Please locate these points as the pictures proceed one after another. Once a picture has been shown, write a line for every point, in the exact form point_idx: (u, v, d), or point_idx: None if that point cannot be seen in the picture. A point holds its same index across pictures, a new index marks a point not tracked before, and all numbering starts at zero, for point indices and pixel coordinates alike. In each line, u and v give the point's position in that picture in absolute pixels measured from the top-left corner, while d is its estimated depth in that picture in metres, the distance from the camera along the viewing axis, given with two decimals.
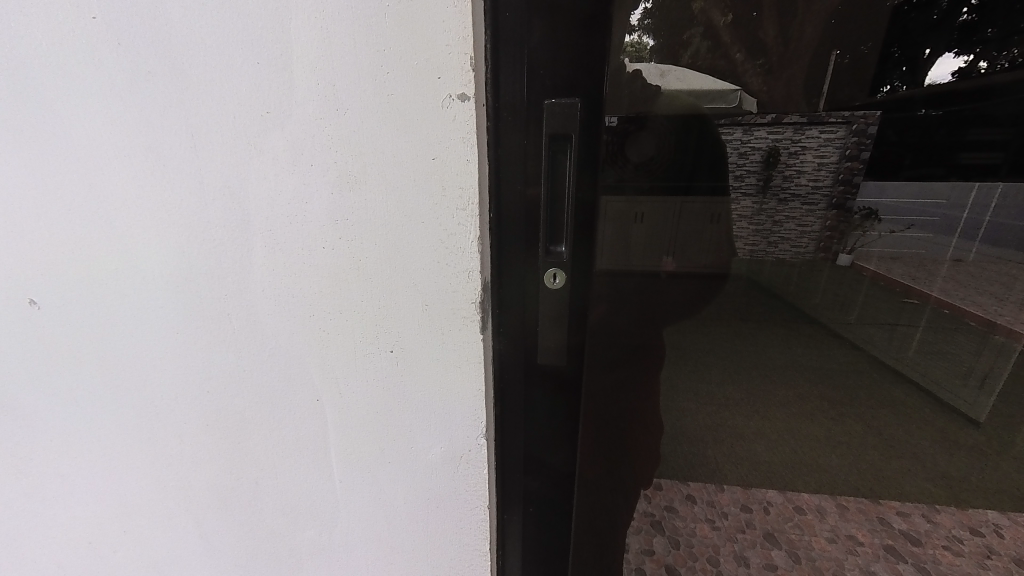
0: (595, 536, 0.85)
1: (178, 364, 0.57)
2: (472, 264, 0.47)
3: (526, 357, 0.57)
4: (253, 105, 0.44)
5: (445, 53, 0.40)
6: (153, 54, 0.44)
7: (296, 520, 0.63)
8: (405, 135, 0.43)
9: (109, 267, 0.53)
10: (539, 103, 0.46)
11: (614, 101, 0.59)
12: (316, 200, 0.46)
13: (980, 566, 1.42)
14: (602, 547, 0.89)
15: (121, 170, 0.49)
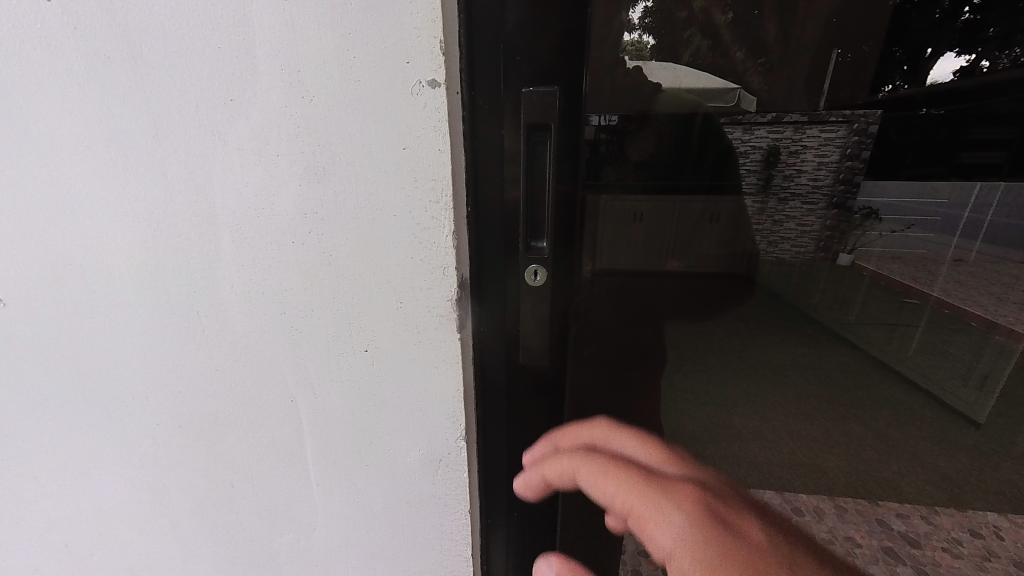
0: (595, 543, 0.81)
1: (148, 362, 0.55)
2: (446, 260, 0.45)
3: (510, 355, 0.55)
4: (216, 94, 0.42)
5: (413, 37, 0.38)
6: (113, 40, 0.42)
7: (274, 524, 0.61)
8: (374, 123, 0.41)
9: (75, 263, 0.51)
10: (516, 93, 0.44)
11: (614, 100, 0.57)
12: (283, 190, 0.44)
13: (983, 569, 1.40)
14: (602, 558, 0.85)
15: (83, 161, 0.47)
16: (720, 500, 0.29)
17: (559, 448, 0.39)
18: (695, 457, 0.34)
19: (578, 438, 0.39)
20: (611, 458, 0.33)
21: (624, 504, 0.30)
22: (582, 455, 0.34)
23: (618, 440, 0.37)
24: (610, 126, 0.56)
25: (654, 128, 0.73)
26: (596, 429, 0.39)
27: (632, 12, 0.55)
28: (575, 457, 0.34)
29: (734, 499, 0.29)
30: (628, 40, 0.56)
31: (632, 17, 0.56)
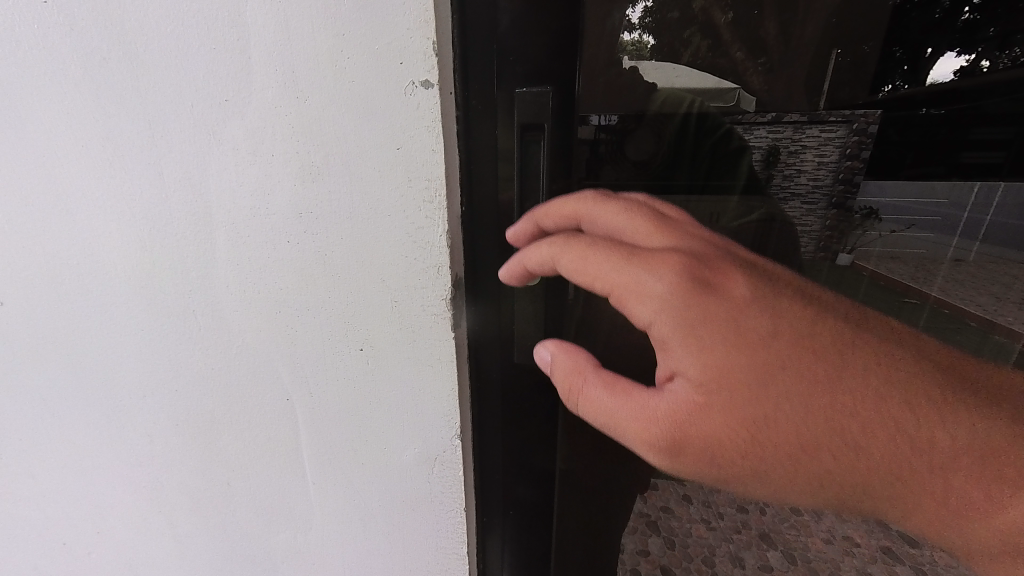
0: (597, 548, 0.80)
1: (144, 360, 0.55)
2: (441, 259, 0.45)
3: (504, 353, 0.55)
4: (210, 94, 0.42)
5: (406, 38, 0.38)
6: (107, 40, 0.42)
7: (270, 522, 0.61)
8: (368, 123, 0.41)
9: (71, 261, 0.51)
10: (509, 92, 0.45)
11: (614, 100, 0.57)
12: (278, 190, 0.45)
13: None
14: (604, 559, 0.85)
15: (79, 161, 0.47)
16: (698, 267, 0.42)
17: (547, 220, 0.46)
18: (657, 225, 0.46)
19: (568, 218, 0.45)
20: (614, 261, 0.41)
21: (603, 280, 0.41)
22: (566, 244, 0.42)
23: (596, 217, 0.45)
24: (610, 126, 0.57)
25: (653, 126, 0.70)
26: (572, 199, 0.45)
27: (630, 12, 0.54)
28: (561, 247, 0.42)
29: (707, 275, 0.41)
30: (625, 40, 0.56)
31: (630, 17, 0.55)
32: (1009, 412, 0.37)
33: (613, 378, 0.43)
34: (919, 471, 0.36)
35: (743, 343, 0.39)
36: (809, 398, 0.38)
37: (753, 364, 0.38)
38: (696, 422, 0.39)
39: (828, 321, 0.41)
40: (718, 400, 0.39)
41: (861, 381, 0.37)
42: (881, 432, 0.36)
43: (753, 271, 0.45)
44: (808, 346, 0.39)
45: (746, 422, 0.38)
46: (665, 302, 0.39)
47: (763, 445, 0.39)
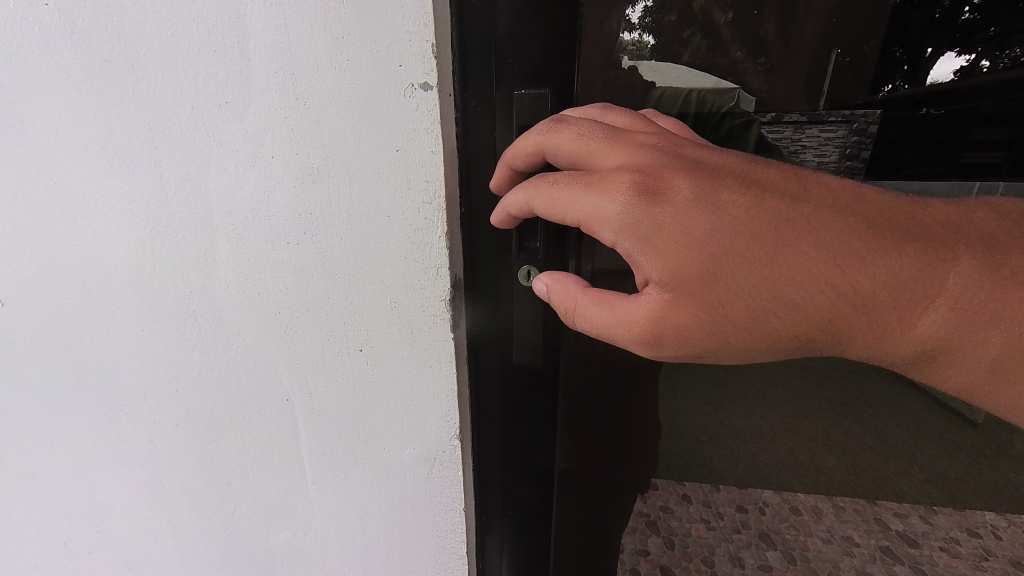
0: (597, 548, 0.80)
1: (144, 360, 0.55)
2: (440, 260, 0.45)
3: (503, 352, 0.56)
4: (210, 95, 0.43)
5: (405, 40, 0.38)
6: (108, 42, 0.43)
7: (270, 521, 0.62)
8: (367, 125, 0.41)
9: (72, 263, 0.52)
10: (508, 94, 0.46)
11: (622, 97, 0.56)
12: (277, 192, 0.45)
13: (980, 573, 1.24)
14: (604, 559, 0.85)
15: (80, 162, 0.47)
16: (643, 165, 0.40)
17: (517, 165, 0.44)
18: (613, 131, 0.42)
19: (532, 156, 0.43)
20: (575, 188, 0.40)
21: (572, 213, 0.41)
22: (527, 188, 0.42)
23: (557, 147, 0.41)
24: None
25: None
26: (529, 137, 0.42)
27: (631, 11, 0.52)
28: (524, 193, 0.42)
29: (654, 173, 0.39)
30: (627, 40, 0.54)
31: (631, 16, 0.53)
32: (931, 231, 0.38)
33: (597, 295, 0.43)
34: (869, 312, 0.38)
35: (694, 241, 0.38)
36: (761, 273, 0.38)
37: (707, 256, 0.39)
38: (672, 318, 0.40)
39: (770, 187, 0.40)
40: (682, 296, 0.39)
41: (803, 244, 0.38)
42: (832, 288, 0.38)
43: (702, 152, 0.42)
44: (756, 229, 0.38)
45: (711, 306, 0.39)
46: (627, 220, 0.39)
47: (730, 321, 0.40)
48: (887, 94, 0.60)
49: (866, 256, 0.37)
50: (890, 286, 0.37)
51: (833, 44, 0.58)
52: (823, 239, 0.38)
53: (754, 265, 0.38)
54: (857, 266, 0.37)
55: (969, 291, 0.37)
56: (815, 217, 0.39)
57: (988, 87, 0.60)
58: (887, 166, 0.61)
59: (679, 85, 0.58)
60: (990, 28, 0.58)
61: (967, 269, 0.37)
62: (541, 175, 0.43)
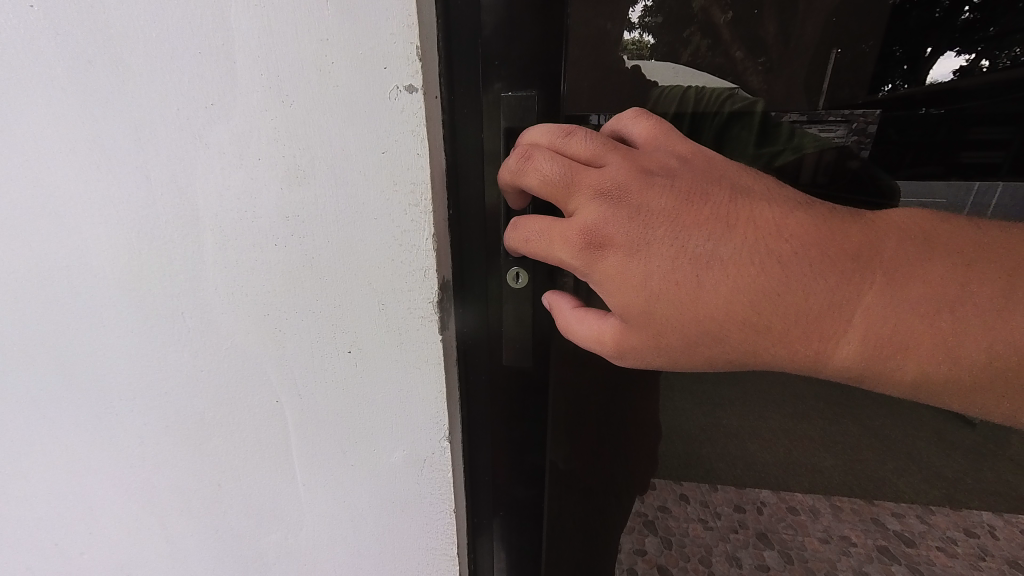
0: (594, 548, 0.80)
1: (134, 361, 0.55)
2: (426, 262, 0.45)
3: (493, 352, 0.56)
4: (196, 97, 0.42)
5: (389, 42, 0.38)
6: (93, 42, 0.42)
7: (261, 523, 0.62)
8: (353, 128, 0.41)
9: (59, 263, 0.51)
10: (494, 94, 0.46)
11: (618, 97, 0.53)
12: (264, 193, 0.45)
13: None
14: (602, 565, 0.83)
15: (67, 164, 0.47)
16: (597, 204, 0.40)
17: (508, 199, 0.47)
18: (573, 166, 0.41)
19: (510, 189, 0.44)
20: (543, 235, 0.43)
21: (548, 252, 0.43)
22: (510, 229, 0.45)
23: (527, 187, 0.42)
24: None
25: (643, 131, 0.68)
26: (503, 176, 0.43)
27: (635, 11, 0.51)
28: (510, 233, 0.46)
29: (602, 218, 0.40)
30: (630, 40, 0.52)
31: (636, 15, 0.51)
32: (842, 265, 0.38)
33: (578, 316, 0.45)
34: (794, 344, 0.39)
35: (633, 283, 0.40)
36: (687, 313, 0.40)
37: (640, 300, 0.40)
38: (625, 346, 0.43)
39: (701, 223, 0.40)
40: (624, 331, 0.42)
41: (725, 287, 0.39)
42: (752, 327, 0.39)
43: (650, 177, 0.41)
44: (682, 275, 0.39)
45: (653, 340, 0.41)
46: (584, 266, 0.42)
47: (670, 351, 0.42)
48: (888, 94, 0.58)
49: (782, 297, 0.38)
50: (808, 323, 0.38)
51: (833, 44, 0.57)
52: (746, 281, 0.38)
53: (681, 305, 0.40)
54: (772, 307, 0.38)
55: (883, 323, 0.37)
56: (738, 257, 0.39)
57: (989, 87, 0.59)
58: (885, 166, 0.61)
59: (677, 85, 0.56)
60: (990, 28, 0.58)
61: (877, 306, 0.37)
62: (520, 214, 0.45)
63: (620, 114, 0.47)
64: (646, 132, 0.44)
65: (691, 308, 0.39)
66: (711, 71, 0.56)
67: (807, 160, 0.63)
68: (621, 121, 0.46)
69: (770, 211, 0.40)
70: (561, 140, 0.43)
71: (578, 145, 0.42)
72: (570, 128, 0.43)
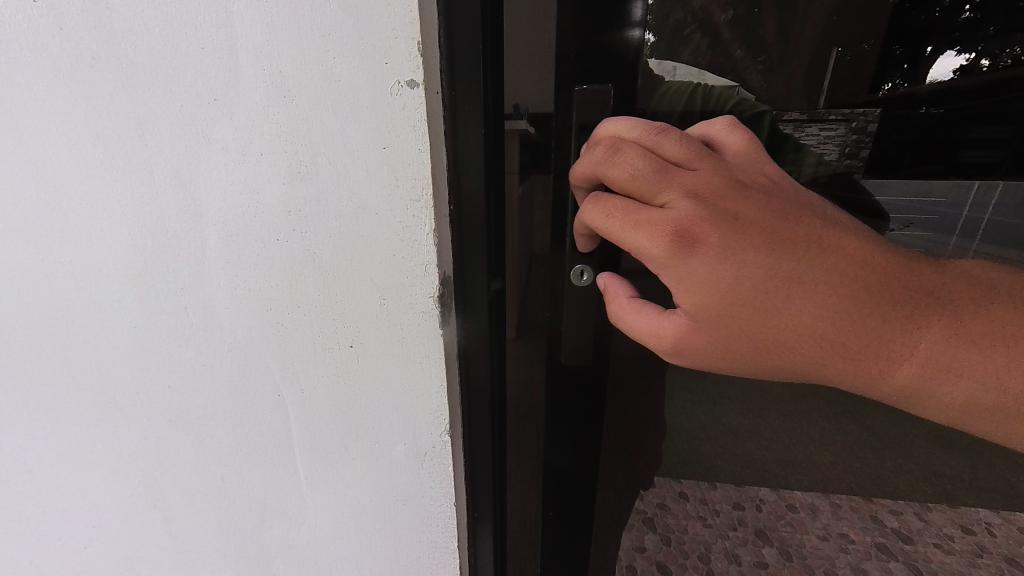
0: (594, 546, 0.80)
1: (137, 355, 0.55)
2: (428, 257, 0.46)
3: (552, 351, 0.64)
4: (200, 92, 0.43)
5: (391, 38, 0.39)
6: (96, 39, 0.43)
7: (263, 517, 0.62)
8: (356, 124, 0.42)
9: (63, 257, 0.52)
10: (568, 90, 0.52)
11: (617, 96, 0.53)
12: (267, 189, 0.45)
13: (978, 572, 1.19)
14: (602, 562, 0.84)
15: (71, 159, 0.48)
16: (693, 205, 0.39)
17: (581, 184, 0.47)
18: (667, 165, 0.40)
19: (589, 178, 0.45)
20: (624, 222, 0.42)
21: (627, 243, 0.42)
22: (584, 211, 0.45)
23: (612, 178, 0.42)
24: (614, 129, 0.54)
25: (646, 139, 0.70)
26: (588, 164, 0.44)
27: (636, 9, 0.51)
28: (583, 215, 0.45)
29: (695, 216, 0.39)
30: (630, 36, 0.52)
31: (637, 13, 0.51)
32: (916, 300, 0.38)
33: (641, 312, 0.45)
34: (849, 364, 0.39)
35: (713, 287, 0.39)
36: (761, 321, 0.39)
37: (720, 304, 0.39)
38: (687, 345, 0.42)
39: (794, 240, 0.39)
40: (691, 335, 0.42)
41: (810, 303, 0.38)
42: (821, 342, 0.39)
43: (746, 189, 0.40)
44: (769, 284, 0.38)
45: (720, 347, 0.41)
46: (665, 262, 0.40)
47: (732, 356, 0.42)
48: (887, 93, 0.59)
49: (858, 321, 0.38)
50: (875, 347, 0.38)
51: (832, 43, 0.59)
52: (827, 300, 0.38)
53: (761, 316, 0.39)
54: (853, 332, 0.38)
55: (938, 356, 0.37)
56: (827, 277, 0.38)
57: (990, 84, 0.60)
58: (886, 165, 0.61)
59: (682, 83, 0.55)
60: (990, 28, 0.59)
61: (938, 340, 0.37)
62: (598, 198, 0.44)
63: (715, 119, 0.47)
64: (739, 144, 0.44)
65: (766, 314, 0.39)
66: (711, 69, 0.56)
67: (801, 182, 0.60)
68: (713, 128, 0.46)
69: (859, 241, 0.39)
70: (653, 137, 0.42)
71: (671, 145, 0.42)
72: (665, 127, 0.42)
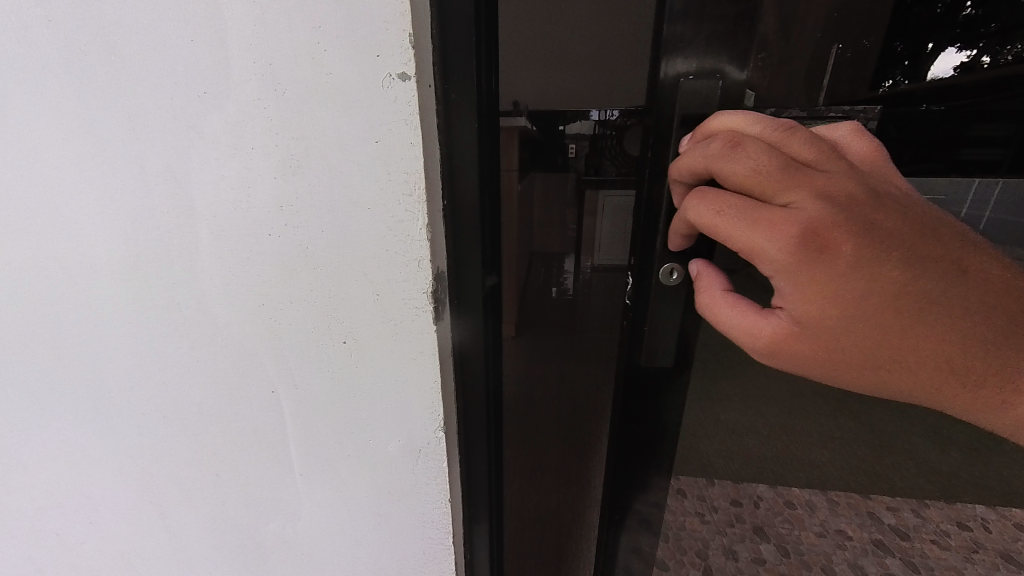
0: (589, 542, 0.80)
1: (131, 351, 0.55)
2: (422, 253, 0.46)
3: (629, 352, 0.63)
4: (191, 85, 0.42)
5: (382, 30, 0.38)
6: (87, 31, 0.42)
7: (259, 512, 0.62)
8: (348, 118, 0.41)
9: (56, 252, 0.52)
10: (672, 82, 0.50)
11: None
12: (259, 184, 0.45)
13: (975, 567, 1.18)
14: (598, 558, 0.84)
15: (62, 152, 0.47)
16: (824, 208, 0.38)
17: (682, 177, 0.46)
18: (797, 163, 0.39)
19: (700, 171, 0.44)
20: (740, 219, 0.40)
21: (738, 241, 0.41)
22: (691, 202, 0.44)
23: (729, 171, 0.41)
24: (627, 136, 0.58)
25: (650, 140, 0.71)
26: (701, 156, 0.43)
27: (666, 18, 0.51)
28: (688, 206, 0.44)
29: (822, 217, 0.38)
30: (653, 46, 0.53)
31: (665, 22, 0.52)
32: None
33: (738, 310, 0.45)
34: (961, 390, 0.39)
35: (839, 297, 0.39)
36: (885, 337, 0.39)
37: (845, 316, 0.39)
38: (791, 349, 0.42)
39: (932, 259, 0.38)
40: (790, 337, 0.42)
41: (943, 324, 0.38)
42: (940, 365, 0.39)
43: (880, 199, 0.39)
44: (900, 301, 0.38)
45: (825, 354, 0.41)
46: (785, 264, 0.39)
47: (838, 366, 0.42)
48: (887, 89, 0.56)
49: (984, 347, 0.38)
50: (995, 374, 0.38)
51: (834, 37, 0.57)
52: (957, 323, 0.38)
53: (882, 328, 0.39)
54: (953, 346, 0.38)
55: None
56: (961, 300, 0.38)
57: (988, 82, 0.62)
58: None
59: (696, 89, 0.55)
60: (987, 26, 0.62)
61: None
62: (704, 194, 0.43)
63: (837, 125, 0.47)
64: (865, 152, 0.45)
65: (887, 328, 0.39)
66: None
67: None
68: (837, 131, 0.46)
69: (995, 267, 0.39)
70: (778, 135, 0.41)
71: (799, 145, 0.41)
72: (791, 126, 0.41)
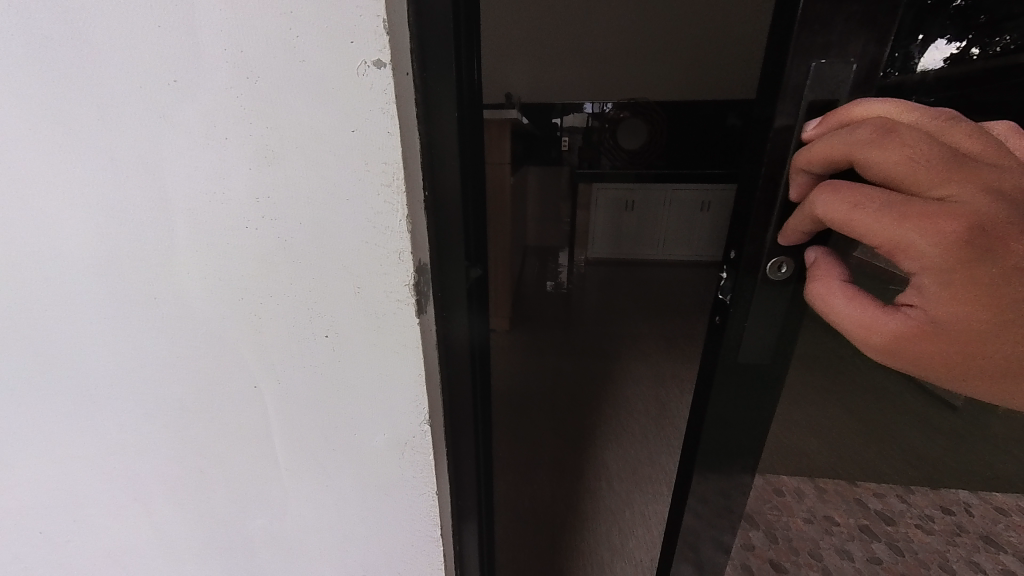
0: None
1: (109, 347, 0.54)
2: (403, 245, 0.45)
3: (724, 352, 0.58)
4: (160, 73, 0.41)
5: (356, 16, 0.37)
6: (49, 18, 0.41)
7: (246, 508, 0.62)
8: (324, 107, 0.40)
9: (29, 247, 0.50)
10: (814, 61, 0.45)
11: None
12: (234, 175, 0.44)
13: (957, 551, 1.25)
14: None
15: (29, 145, 0.46)
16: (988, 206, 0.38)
17: (811, 169, 0.45)
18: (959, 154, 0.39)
19: (837, 161, 0.43)
20: (885, 214, 0.40)
21: (879, 236, 0.41)
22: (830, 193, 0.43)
23: (878, 162, 0.40)
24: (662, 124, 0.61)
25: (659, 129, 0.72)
26: (842, 145, 0.42)
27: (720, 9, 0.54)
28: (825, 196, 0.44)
29: (980, 215, 0.38)
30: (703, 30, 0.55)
31: None
32: None
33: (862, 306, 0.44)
34: None
35: (987, 302, 0.39)
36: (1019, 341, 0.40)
37: (987, 320, 0.40)
38: (916, 348, 0.42)
39: None
40: (911, 334, 0.42)
41: None
42: None
43: None
44: None
45: (953, 354, 0.41)
46: (936, 262, 0.39)
47: (959, 368, 0.42)
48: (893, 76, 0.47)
49: None
50: None
51: None
52: None
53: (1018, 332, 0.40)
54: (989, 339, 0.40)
55: None
56: None
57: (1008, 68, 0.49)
58: None
59: None
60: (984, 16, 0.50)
61: None
62: (837, 188, 0.43)
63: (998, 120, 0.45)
64: None
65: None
66: None
67: None
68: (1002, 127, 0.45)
69: None
70: (937, 125, 0.41)
71: (960, 136, 0.40)
72: (952, 117, 0.41)
